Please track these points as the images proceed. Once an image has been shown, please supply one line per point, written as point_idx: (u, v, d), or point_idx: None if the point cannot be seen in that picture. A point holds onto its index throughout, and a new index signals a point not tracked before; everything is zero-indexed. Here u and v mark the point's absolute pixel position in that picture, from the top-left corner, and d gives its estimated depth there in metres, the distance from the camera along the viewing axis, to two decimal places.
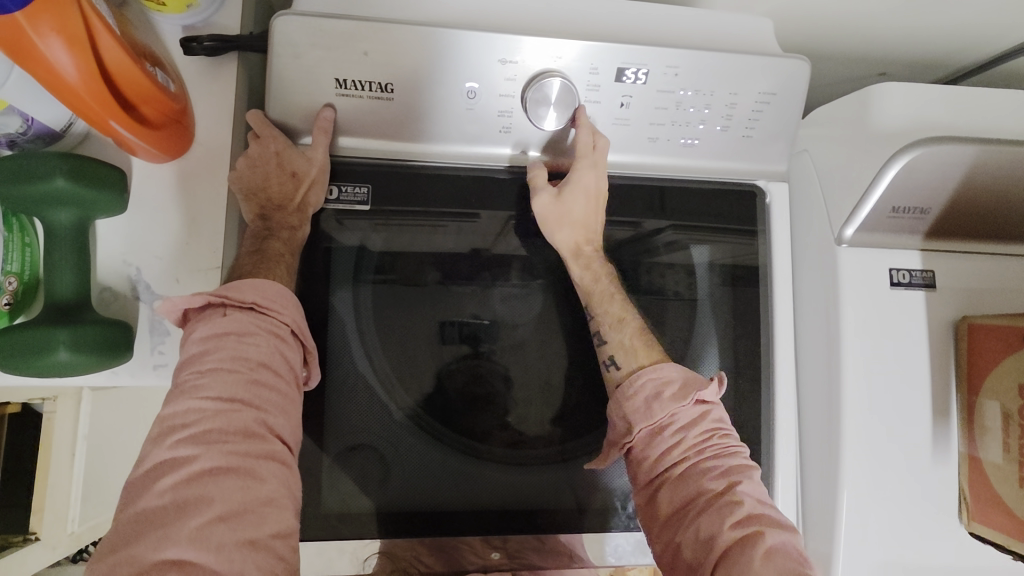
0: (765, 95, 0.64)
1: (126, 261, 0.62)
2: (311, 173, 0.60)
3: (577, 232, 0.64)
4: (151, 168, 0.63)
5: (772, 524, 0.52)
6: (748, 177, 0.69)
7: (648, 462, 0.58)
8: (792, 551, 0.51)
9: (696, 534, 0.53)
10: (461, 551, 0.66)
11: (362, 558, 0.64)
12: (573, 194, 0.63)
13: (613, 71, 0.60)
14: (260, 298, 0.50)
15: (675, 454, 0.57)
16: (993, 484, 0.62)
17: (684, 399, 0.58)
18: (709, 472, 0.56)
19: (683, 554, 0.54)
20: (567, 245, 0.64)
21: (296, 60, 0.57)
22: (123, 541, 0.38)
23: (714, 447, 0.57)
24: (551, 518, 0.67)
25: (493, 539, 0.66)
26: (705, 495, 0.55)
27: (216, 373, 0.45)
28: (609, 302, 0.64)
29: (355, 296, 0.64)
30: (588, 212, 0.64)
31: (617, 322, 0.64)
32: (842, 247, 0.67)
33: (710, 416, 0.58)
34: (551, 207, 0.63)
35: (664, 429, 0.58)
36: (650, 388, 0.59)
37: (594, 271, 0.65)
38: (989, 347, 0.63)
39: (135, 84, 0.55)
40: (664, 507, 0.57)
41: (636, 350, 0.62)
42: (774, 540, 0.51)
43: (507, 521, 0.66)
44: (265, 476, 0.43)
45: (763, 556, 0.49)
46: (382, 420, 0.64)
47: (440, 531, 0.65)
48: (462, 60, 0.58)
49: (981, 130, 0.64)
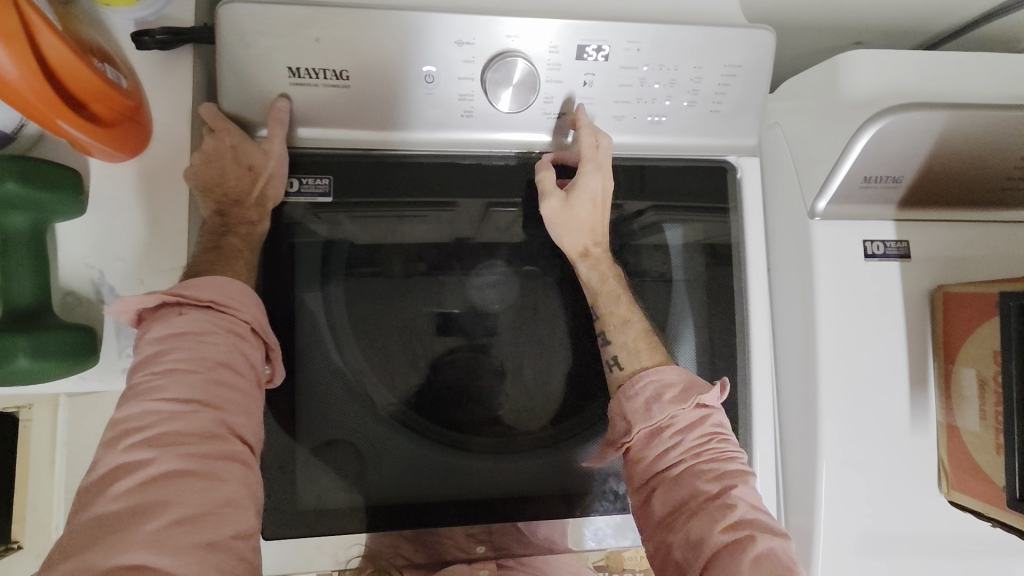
0: (730, 67, 0.62)
1: (88, 265, 0.61)
2: (269, 166, 0.58)
3: (583, 237, 0.63)
4: (110, 167, 0.61)
5: (763, 530, 0.52)
6: (717, 153, 0.67)
7: (645, 463, 0.58)
8: (782, 556, 0.51)
9: (685, 537, 0.53)
10: (445, 545, 0.67)
11: (342, 560, 0.64)
12: (580, 200, 0.62)
13: (574, 49, 0.59)
14: (218, 296, 0.49)
15: (673, 456, 0.57)
16: (972, 452, 0.62)
17: (686, 402, 0.58)
18: (705, 474, 0.55)
19: (673, 554, 0.54)
20: (575, 247, 0.64)
21: (246, 49, 0.55)
22: (78, 547, 0.38)
23: (712, 451, 0.57)
24: (536, 508, 0.66)
25: (477, 534, 0.66)
26: (700, 496, 0.54)
27: (171, 374, 0.45)
28: (615, 302, 0.64)
29: (325, 290, 0.63)
30: (595, 218, 0.63)
31: (622, 323, 0.63)
32: (815, 220, 0.66)
33: (709, 421, 0.58)
34: (559, 212, 0.62)
35: (664, 430, 0.58)
36: (653, 389, 0.59)
37: (602, 271, 0.64)
38: (963, 315, 0.63)
39: (84, 82, 0.53)
40: (658, 508, 0.56)
41: (640, 351, 0.62)
42: (764, 547, 0.51)
43: (491, 512, 0.66)
44: (225, 477, 0.43)
45: (752, 562, 0.50)
46: (355, 414, 0.63)
47: (423, 524, 0.65)
48: (418, 44, 0.57)
49: (953, 96, 0.63)
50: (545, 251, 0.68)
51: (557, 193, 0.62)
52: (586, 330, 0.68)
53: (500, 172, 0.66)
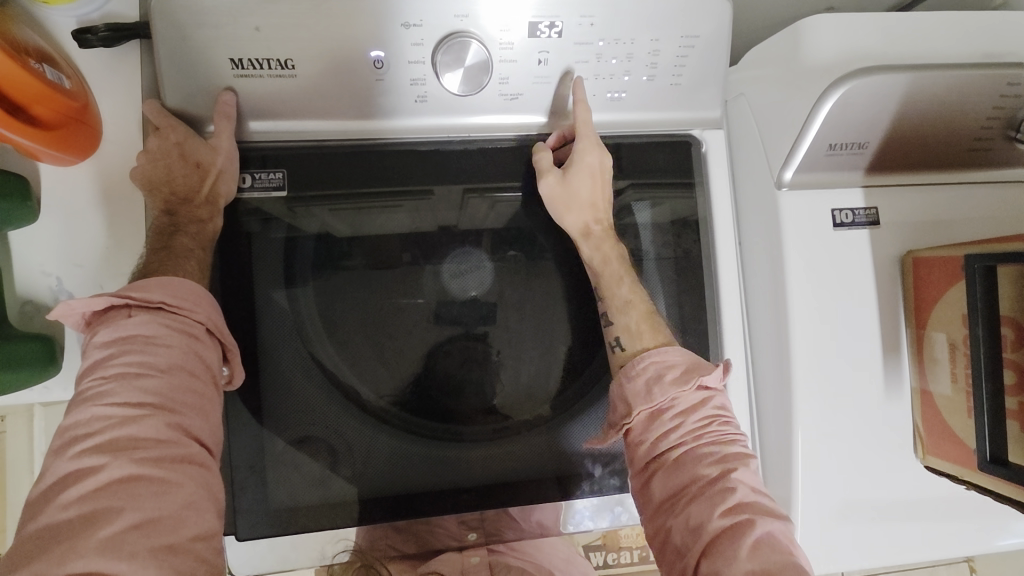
0: (688, 38, 0.61)
1: (45, 271, 0.60)
2: (218, 163, 0.57)
3: (585, 215, 0.63)
4: (60, 171, 0.60)
5: (763, 513, 0.51)
6: (682, 127, 0.66)
7: (645, 445, 0.56)
8: (780, 539, 0.50)
9: (685, 522, 0.52)
10: (436, 534, 0.67)
11: (329, 555, 0.65)
12: (579, 176, 0.61)
13: (526, 27, 0.57)
14: (168, 297, 0.48)
15: (673, 439, 0.56)
16: (944, 416, 0.62)
17: (686, 384, 0.57)
18: (705, 458, 0.54)
19: (672, 539, 0.53)
20: (577, 226, 0.63)
21: (185, 41, 0.54)
22: (26, 559, 0.37)
23: (713, 433, 0.56)
24: (529, 492, 0.66)
25: (467, 521, 0.67)
26: (700, 481, 0.53)
27: (121, 378, 0.44)
28: (616, 285, 0.63)
29: (291, 290, 0.62)
30: (594, 193, 0.63)
31: (625, 304, 0.62)
32: (782, 191, 0.65)
33: (711, 403, 0.57)
34: (558, 189, 0.62)
35: (664, 412, 0.57)
36: (653, 370, 0.58)
37: (605, 251, 0.63)
38: (934, 279, 0.62)
39: (22, 86, 0.51)
40: (657, 492, 0.55)
41: (642, 332, 0.61)
42: (763, 531, 0.50)
43: (480, 500, 0.65)
44: (181, 479, 0.43)
45: (751, 547, 0.49)
46: (325, 411, 0.62)
47: (411, 516, 0.64)
48: (365, 28, 0.55)
49: (917, 56, 0.62)
50: (515, 235, 0.67)
51: (554, 171, 0.62)
52: (557, 315, 0.68)
53: (461, 157, 0.64)
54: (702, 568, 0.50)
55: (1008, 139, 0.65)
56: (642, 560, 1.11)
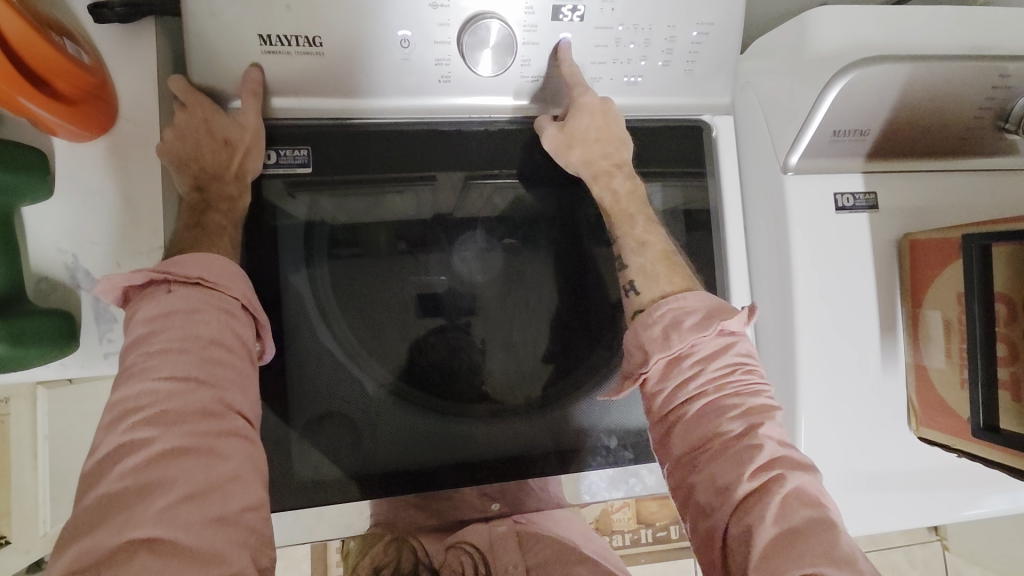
0: (703, 25, 0.63)
1: (60, 249, 0.59)
2: (245, 139, 0.58)
3: (592, 152, 0.63)
4: (78, 147, 0.59)
5: (791, 466, 0.52)
6: (693, 112, 0.68)
7: (662, 397, 0.57)
8: (809, 492, 0.51)
9: (711, 480, 0.53)
10: (459, 507, 0.68)
11: (360, 525, 0.65)
12: (578, 115, 0.61)
13: (549, 10, 0.59)
14: (206, 273, 0.49)
15: (692, 387, 0.56)
16: (938, 389, 0.66)
17: (706, 330, 0.56)
18: (728, 412, 0.55)
19: (697, 498, 0.54)
20: (583, 167, 0.64)
21: (213, 18, 0.54)
22: (90, 527, 0.40)
23: (737, 382, 0.56)
24: (541, 464, 0.68)
25: (490, 492, 0.68)
26: (724, 436, 0.54)
27: (164, 353, 0.46)
28: (630, 223, 0.63)
29: (311, 271, 0.63)
30: (600, 129, 0.62)
31: (636, 245, 0.63)
32: (788, 175, 0.68)
33: (734, 350, 0.57)
34: (559, 138, 0.63)
35: (683, 358, 0.57)
36: (671, 316, 0.58)
37: (613, 189, 0.64)
38: (930, 259, 0.66)
39: (44, 56, 0.50)
40: (677, 446, 0.56)
41: (659, 274, 0.61)
42: (792, 486, 0.51)
43: (495, 473, 0.67)
44: (228, 453, 0.45)
45: (777, 506, 0.50)
46: (347, 388, 0.63)
47: (431, 489, 0.66)
48: (391, 7, 0.56)
49: (917, 46, 0.64)
50: (528, 220, 0.69)
51: (553, 124, 0.63)
52: (569, 296, 0.70)
53: (481, 140, 0.66)
54: (730, 529, 0.51)
55: (997, 129, 0.68)
56: (632, 544, 1.15)
